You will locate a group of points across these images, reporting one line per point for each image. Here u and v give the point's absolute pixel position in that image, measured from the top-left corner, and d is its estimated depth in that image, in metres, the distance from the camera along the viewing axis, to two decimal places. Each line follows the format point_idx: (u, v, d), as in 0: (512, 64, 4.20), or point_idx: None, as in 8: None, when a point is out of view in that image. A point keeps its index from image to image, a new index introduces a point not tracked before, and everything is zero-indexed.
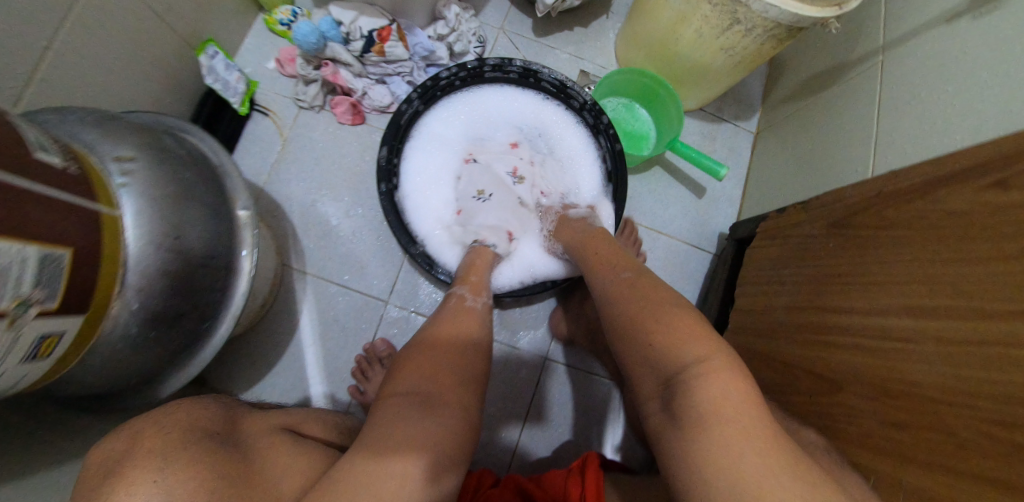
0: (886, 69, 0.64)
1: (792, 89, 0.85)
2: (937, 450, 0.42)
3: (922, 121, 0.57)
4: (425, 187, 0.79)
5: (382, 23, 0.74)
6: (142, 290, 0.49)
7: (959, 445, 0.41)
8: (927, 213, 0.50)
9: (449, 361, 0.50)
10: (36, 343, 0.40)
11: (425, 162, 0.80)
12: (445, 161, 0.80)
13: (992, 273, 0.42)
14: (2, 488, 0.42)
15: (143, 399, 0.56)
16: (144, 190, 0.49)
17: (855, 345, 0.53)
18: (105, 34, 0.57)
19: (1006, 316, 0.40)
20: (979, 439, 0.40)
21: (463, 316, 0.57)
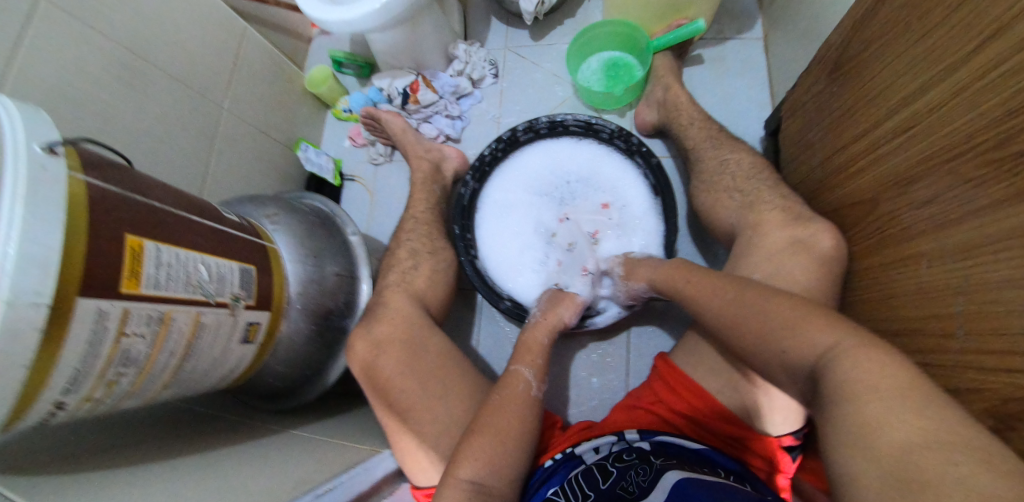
0: None
1: None
2: (985, 258, 0.41)
3: None
4: (503, 245, 0.90)
5: (411, 79, 0.98)
6: (301, 294, 0.69)
7: (1001, 238, 0.40)
8: (899, 9, 0.52)
9: (501, 435, 0.58)
10: (245, 328, 0.60)
11: (496, 225, 0.91)
12: (512, 221, 0.91)
13: (971, 28, 0.43)
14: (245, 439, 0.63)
15: (317, 388, 0.76)
16: (287, 231, 0.72)
17: (894, 169, 0.53)
18: (236, 156, 0.86)
19: (998, 59, 0.40)
20: (1015, 227, 0.38)
21: (510, 403, 0.61)
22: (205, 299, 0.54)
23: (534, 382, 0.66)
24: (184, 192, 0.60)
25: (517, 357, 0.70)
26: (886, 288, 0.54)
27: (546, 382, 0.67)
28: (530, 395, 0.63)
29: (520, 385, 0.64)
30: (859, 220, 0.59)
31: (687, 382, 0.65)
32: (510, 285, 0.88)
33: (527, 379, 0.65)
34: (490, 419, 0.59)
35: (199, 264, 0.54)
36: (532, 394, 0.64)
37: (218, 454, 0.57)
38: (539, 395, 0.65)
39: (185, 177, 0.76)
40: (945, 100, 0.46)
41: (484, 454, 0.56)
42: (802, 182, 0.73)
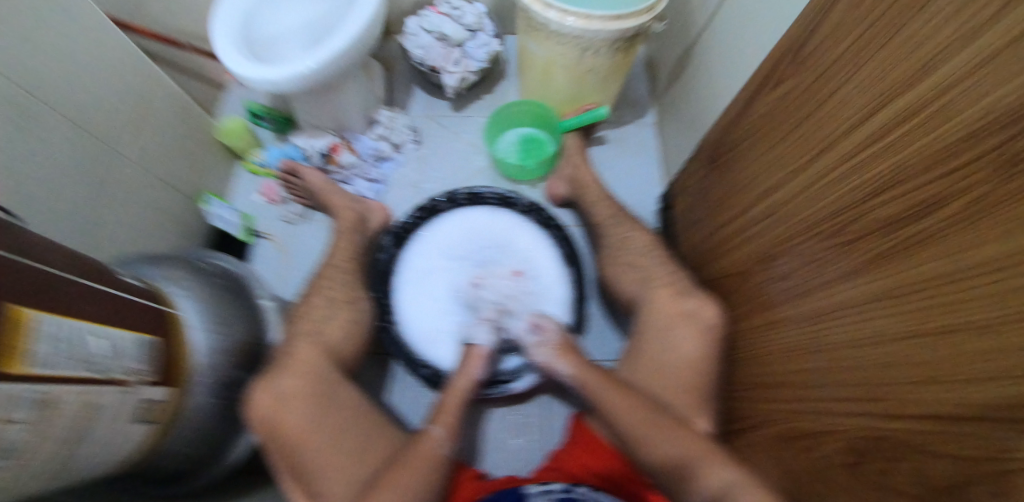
0: (707, 43, 0.84)
1: (666, 81, 1.05)
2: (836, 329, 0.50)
3: (734, 64, 0.75)
4: (425, 310, 0.92)
5: (332, 140, 1.01)
6: (209, 365, 0.64)
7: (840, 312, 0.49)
8: (752, 122, 0.66)
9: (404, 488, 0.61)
10: (145, 407, 0.54)
11: (418, 290, 0.93)
12: (433, 286, 0.93)
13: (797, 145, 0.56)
14: None
15: (217, 468, 0.67)
16: (190, 294, 0.66)
17: (761, 246, 0.64)
18: (132, 210, 0.79)
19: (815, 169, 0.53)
20: (847, 303, 0.48)
21: (417, 458, 0.65)
22: (101, 376, 0.48)
23: (444, 441, 0.68)
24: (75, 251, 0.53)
25: (433, 415, 0.72)
26: (761, 347, 0.64)
27: (455, 439, 0.70)
28: (434, 452, 0.66)
29: (427, 442, 0.67)
30: (739, 288, 0.71)
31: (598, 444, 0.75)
32: (433, 350, 0.90)
33: (434, 434, 0.68)
34: (400, 479, 0.62)
35: (96, 336, 0.48)
36: (436, 454, 0.66)
37: None
38: (445, 454, 0.67)
39: (69, 231, 0.68)
40: (789, 196, 0.57)
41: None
42: (691, 252, 0.86)
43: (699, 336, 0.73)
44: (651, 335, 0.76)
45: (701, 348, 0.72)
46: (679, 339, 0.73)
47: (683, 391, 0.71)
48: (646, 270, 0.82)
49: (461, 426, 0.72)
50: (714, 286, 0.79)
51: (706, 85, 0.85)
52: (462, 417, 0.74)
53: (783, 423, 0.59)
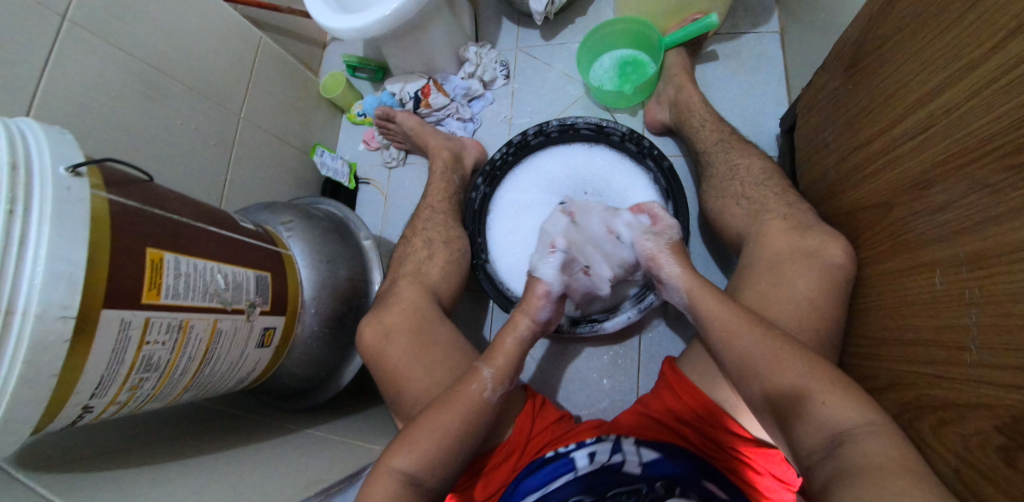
0: None
1: None
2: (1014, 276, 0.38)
3: None
4: (514, 249, 0.90)
5: (423, 83, 1.00)
6: (314, 299, 0.71)
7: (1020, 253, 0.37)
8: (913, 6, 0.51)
9: (452, 422, 0.60)
10: (262, 333, 0.63)
11: (508, 228, 0.91)
12: (522, 223, 0.90)
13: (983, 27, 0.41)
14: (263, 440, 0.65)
15: (331, 389, 0.78)
16: (301, 237, 0.73)
17: (908, 173, 0.51)
18: (253, 164, 0.89)
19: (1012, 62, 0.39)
20: None
21: (464, 391, 0.63)
22: (223, 306, 0.56)
23: (491, 384, 0.64)
24: (198, 201, 0.62)
25: (486, 355, 0.69)
26: (898, 298, 0.52)
27: (507, 384, 0.66)
28: (479, 397, 0.62)
29: (474, 384, 0.63)
30: (874, 226, 0.57)
31: (689, 386, 0.66)
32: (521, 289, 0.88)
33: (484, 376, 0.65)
34: (439, 418, 0.60)
35: (216, 273, 0.56)
36: (483, 398, 0.63)
37: (230, 455, 0.59)
38: (493, 399, 0.63)
39: (206, 185, 0.79)
40: (963, 100, 0.44)
41: (417, 451, 0.57)
42: (816, 183, 0.71)
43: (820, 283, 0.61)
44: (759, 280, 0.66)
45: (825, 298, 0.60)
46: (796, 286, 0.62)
47: None
48: (758, 204, 0.69)
49: (517, 368, 0.68)
50: (843, 223, 0.64)
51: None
52: (520, 360, 0.69)
53: (914, 391, 0.48)
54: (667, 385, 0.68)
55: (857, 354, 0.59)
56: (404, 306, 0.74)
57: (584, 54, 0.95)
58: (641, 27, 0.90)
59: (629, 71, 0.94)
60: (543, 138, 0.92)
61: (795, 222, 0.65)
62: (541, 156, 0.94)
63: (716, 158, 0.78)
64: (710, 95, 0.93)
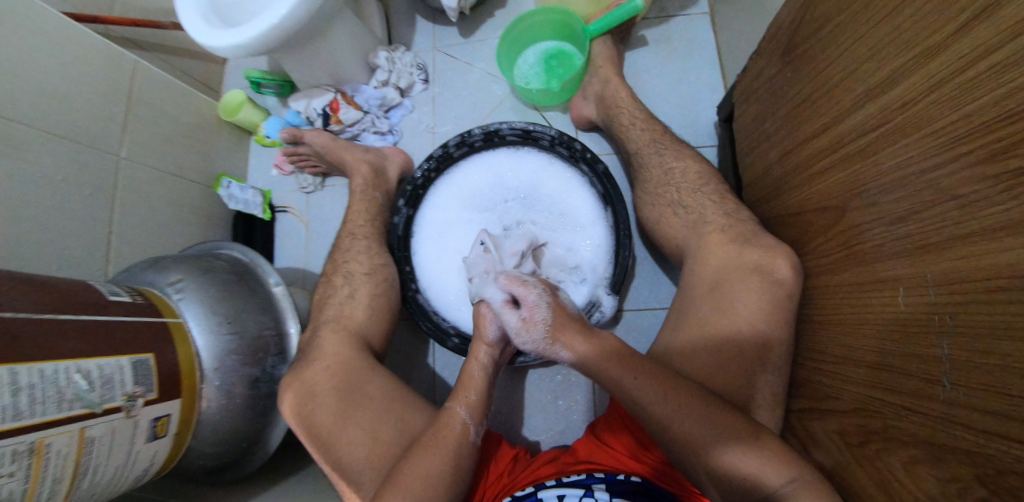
0: None
1: None
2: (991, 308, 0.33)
3: None
4: (446, 274, 0.82)
5: (329, 98, 0.90)
6: (217, 369, 0.63)
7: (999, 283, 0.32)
8: None
9: (440, 464, 0.57)
10: (152, 425, 0.55)
11: (437, 252, 0.83)
12: (451, 246, 0.82)
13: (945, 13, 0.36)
14: None
15: (257, 458, 0.69)
16: (195, 298, 0.65)
17: (858, 176, 0.45)
18: (144, 208, 0.77)
19: (984, 55, 0.33)
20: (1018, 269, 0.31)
21: (447, 432, 0.60)
22: (89, 410, 0.47)
23: (472, 424, 0.62)
24: (43, 281, 0.51)
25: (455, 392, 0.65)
26: (852, 315, 0.47)
27: (484, 421, 0.64)
28: (463, 437, 0.60)
29: (456, 425, 0.61)
30: (818, 230, 0.52)
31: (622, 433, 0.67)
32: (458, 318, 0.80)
33: (462, 414, 0.62)
34: (424, 459, 0.57)
35: (73, 374, 0.47)
36: (467, 438, 0.61)
37: None
38: (475, 439, 0.62)
39: (80, 242, 0.67)
40: (921, 96, 0.38)
41: (409, 492, 0.54)
42: (755, 180, 0.66)
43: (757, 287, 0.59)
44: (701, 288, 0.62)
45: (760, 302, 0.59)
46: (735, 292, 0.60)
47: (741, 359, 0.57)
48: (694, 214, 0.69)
49: (489, 397, 0.66)
50: (789, 225, 0.59)
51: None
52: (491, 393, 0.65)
53: (877, 419, 0.43)
54: (611, 418, 0.70)
55: (813, 369, 0.54)
56: (327, 364, 0.66)
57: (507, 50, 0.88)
58: (564, 19, 0.85)
59: (555, 66, 0.89)
60: (466, 148, 0.84)
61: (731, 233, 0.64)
62: (465, 168, 0.85)
63: (649, 167, 0.75)
64: (642, 87, 0.87)
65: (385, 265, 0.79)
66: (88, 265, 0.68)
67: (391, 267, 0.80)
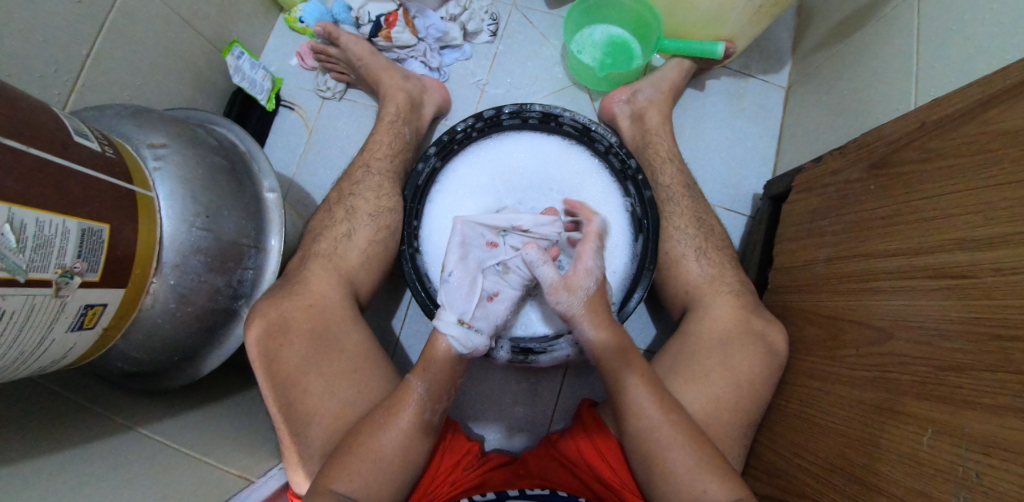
0: (925, 4, 0.61)
1: (822, 35, 0.82)
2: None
3: (975, 49, 0.54)
4: None
5: (389, 9, 0.79)
6: (177, 266, 0.53)
7: None
8: (976, 136, 0.47)
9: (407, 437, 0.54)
10: (81, 313, 0.45)
11: (454, 213, 0.75)
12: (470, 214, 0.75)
13: None
14: (81, 435, 0.47)
15: (188, 376, 0.60)
16: (177, 174, 0.54)
17: (922, 313, 0.47)
18: (135, 42, 0.61)
19: None
20: None
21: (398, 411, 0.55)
22: (11, 276, 0.37)
23: (428, 403, 0.56)
24: None
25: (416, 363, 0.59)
26: (863, 434, 0.49)
27: (444, 399, 0.58)
28: (418, 417, 0.55)
29: (411, 406, 0.55)
30: (847, 340, 0.54)
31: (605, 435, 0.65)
32: None
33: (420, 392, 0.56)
34: (378, 438, 0.53)
35: (2, 225, 0.36)
36: (423, 417, 0.55)
37: (41, 463, 0.41)
38: (434, 418, 0.57)
39: (44, 53, 0.51)
40: (1016, 264, 0.40)
41: (364, 475, 0.51)
42: (789, 268, 0.67)
43: (762, 364, 0.61)
44: (711, 349, 0.62)
45: (759, 379, 0.60)
46: (739, 362, 0.61)
47: (723, 428, 0.59)
48: (715, 270, 0.69)
49: (459, 370, 0.60)
50: (810, 322, 0.61)
51: (898, 60, 0.64)
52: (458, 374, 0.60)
53: None
54: (574, 429, 0.69)
55: (796, 464, 0.55)
56: (310, 303, 0.62)
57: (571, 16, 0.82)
58: (645, 16, 0.80)
59: (606, 54, 0.86)
60: (518, 122, 0.78)
61: (744, 302, 0.66)
62: (511, 142, 0.78)
63: (680, 203, 0.74)
64: (700, 132, 0.87)
65: (393, 211, 0.71)
66: (45, 88, 0.52)
67: (398, 216, 0.72)
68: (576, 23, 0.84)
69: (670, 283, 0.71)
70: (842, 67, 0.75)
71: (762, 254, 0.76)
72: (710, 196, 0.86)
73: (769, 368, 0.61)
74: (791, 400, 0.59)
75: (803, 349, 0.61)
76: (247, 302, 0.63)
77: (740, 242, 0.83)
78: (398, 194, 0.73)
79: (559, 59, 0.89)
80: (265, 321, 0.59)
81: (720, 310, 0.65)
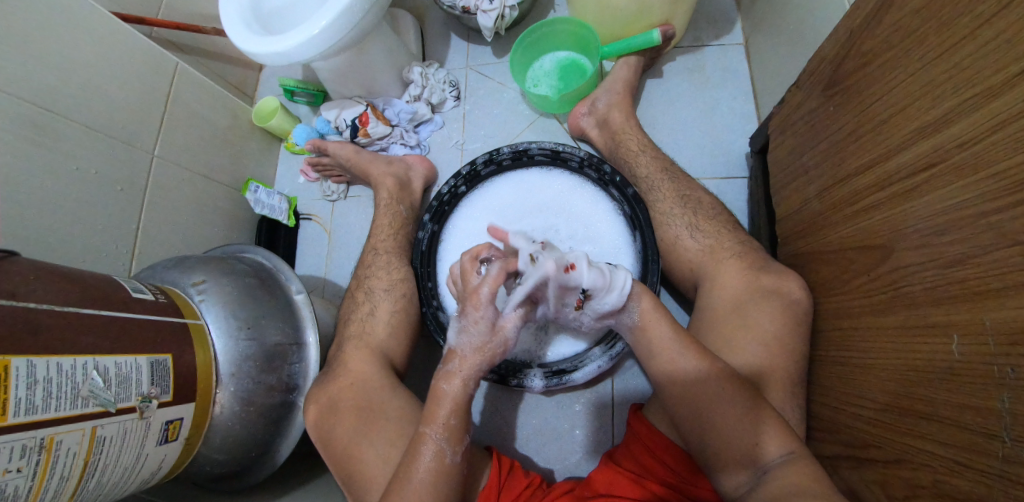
0: None
1: None
2: None
3: None
4: None
5: (360, 110, 0.91)
6: (233, 375, 0.62)
7: None
8: (898, 25, 0.45)
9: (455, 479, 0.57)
10: (164, 428, 0.54)
11: None
12: None
13: (992, 52, 0.36)
14: None
15: (267, 468, 0.68)
16: (218, 300, 0.65)
17: (912, 217, 0.44)
18: (172, 207, 0.76)
19: None
20: None
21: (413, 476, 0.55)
22: (104, 408, 0.48)
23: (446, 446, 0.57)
24: (62, 272, 0.51)
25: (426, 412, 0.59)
26: (899, 361, 0.44)
27: (462, 438, 0.58)
28: (438, 464, 0.56)
29: (428, 457, 0.56)
30: (859, 268, 0.51)
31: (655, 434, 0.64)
32: None
33: (435, 441, 0.57)
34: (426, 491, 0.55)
35: (90, 371, 0.47)
36: (446, 463, 0.56)
37: None
38: (457, 460, 0.57)
39: (105, 237, 0.66)
40: (976, 134, 0.37)
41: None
42: (792, 214, 0.64)
43: (784, 318, 0.58)
44: (727, 318, 0.60)
45: (791, 336, 0.57)
46: (765, 324, 0.58)
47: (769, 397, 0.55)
48: (714, 239, 0.68)
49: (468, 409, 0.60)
50: (823, 262, 0.57)
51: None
52: (467, 412, 0.59)
53: (924, 471, 0.41)
54: (627, 438, 0.68)
55: (853, 414, 0.51)
56: (351, 380, 0.69)
57: (518, 56, 0.88)
58: (581, 32, 0.86)
59: (560, 77, 0.91)
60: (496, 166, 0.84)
61: (749, 262, 0.63)
62: (496, 185, 0.84)
63: (661, 188, 0.74)
64: (670, 115, 0.88)
65: (405, 278, 0.79)
66: (111, 263, 0.67)
67: (411, 281, 0.79)
68: (524, 60, 0.91)
69: (676, 266, 0.70)
70: (784, 5, 0.74)
71: (767, 210, 0.73)
72: (702, 171, 0.85)
73: (798, 321, 0.57)
74: (830, 348, 0.55)
75: (825, 292, 0.57)
76: (302, 392, 0.72)
77: (746, 205, 0.80)
78: (407, 264, 0.81)
79: (520, 97, 0.96)
80: (318, 406, 0.66)
81: (728, 277, 0.63)
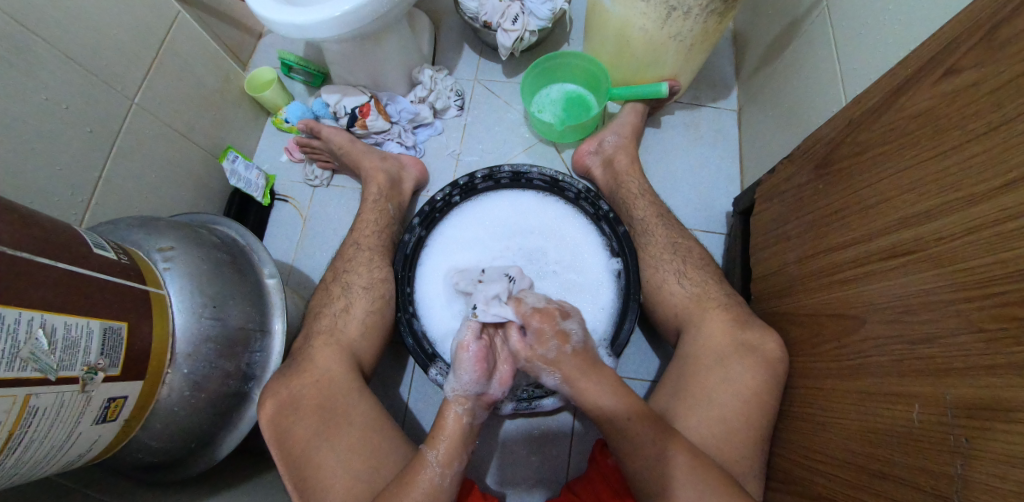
0: (833, 20, 0.69)
1: (758, 60, 0.90)
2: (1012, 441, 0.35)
3: (880, 49, 0.60)
4: (444, 306, 0.78)
5: (362, 100, 0.88)
6: (190, 356, 0.57)
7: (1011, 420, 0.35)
8: (894, 123, 0.51)
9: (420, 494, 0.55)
10: (104, 406, 0.48)
11: (443, 273, 0.80)
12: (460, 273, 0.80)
13: (973, 162, 0.42)
14: None
15: (205, 463, 0.62)
16: (185, 272, 0.59)
17: (886, 294, 0.49)
18: (142, 161, 0.70)
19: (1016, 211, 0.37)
20: None
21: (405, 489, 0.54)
22: (43, 375, 0.41)
23: (442, 468, 0.57)
24: (19, 212, 0.45)
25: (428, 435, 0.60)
26: (863, 422, 0.49)
27: (458, 464, 0.58)
28: (431, 484, 0.55)
29: (425, 474, 0.56)
30: (830, 333, 0.56)
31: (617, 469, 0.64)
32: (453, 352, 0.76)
33: (430, 459, 0.57)
34: None
35: (36, 329, 0.41)
36: (437, 486, 0.56)
37: None
38: (447, 484, 0.56)
39: (60, 181, 0.59)
40: (954, 229, 0.43)
41: None
42: (770, 274, 0.70)
43: (757, 371, 0.61)
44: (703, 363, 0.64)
45: (760, 388, 0.61)
46: (738, 374, 0.62)
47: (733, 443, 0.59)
48: (698, 288, 0.71)
49: (469, 439, 0.61)
50: (796, 323, 0.63)
51: (822, 68, 0.70)
52: (467, 438, 0.61)
53: None
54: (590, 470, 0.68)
55: (811, 469, 0.55)
56: (316, 378, 0.65)
57: (529, 81, 0.91)
58: (593, 70, 0.89)
59: (564, 109, 0.94)
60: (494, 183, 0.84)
61: (726, 312, 0.68)
62: (493, 201, 0.84)
63: (654, 233, 0.78)
64: (663, 164, 0.93)
65: (386, 280, 0.76)
66: (62, 210, 0.59)
67: (392, 282, 0.77)
68: (534, 85, 0.93)
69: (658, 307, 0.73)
70: (780, 85, 0.82)
71: (742, 267, 0.79)
72: (687, 220, 0.90)
73: (768, 374, 0.61)
74: (795, 403, 0.60)
75: (795, 351, 0.62)
76: (257, 384, 0.66)
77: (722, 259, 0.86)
78: (389, 266, 0.78)
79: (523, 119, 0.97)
80: (277, 401, 0.62)
81: (708, 325, 0.67)
